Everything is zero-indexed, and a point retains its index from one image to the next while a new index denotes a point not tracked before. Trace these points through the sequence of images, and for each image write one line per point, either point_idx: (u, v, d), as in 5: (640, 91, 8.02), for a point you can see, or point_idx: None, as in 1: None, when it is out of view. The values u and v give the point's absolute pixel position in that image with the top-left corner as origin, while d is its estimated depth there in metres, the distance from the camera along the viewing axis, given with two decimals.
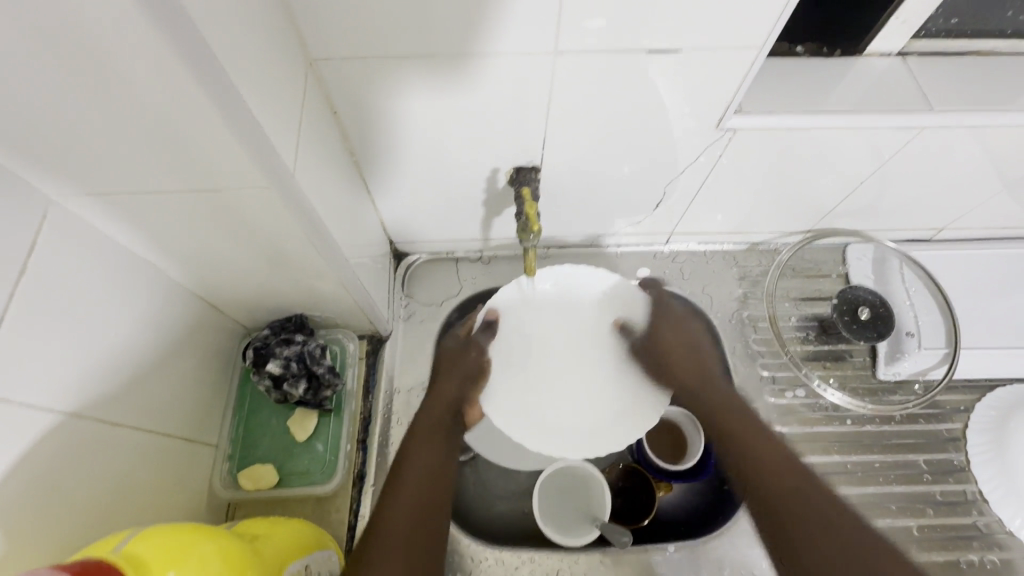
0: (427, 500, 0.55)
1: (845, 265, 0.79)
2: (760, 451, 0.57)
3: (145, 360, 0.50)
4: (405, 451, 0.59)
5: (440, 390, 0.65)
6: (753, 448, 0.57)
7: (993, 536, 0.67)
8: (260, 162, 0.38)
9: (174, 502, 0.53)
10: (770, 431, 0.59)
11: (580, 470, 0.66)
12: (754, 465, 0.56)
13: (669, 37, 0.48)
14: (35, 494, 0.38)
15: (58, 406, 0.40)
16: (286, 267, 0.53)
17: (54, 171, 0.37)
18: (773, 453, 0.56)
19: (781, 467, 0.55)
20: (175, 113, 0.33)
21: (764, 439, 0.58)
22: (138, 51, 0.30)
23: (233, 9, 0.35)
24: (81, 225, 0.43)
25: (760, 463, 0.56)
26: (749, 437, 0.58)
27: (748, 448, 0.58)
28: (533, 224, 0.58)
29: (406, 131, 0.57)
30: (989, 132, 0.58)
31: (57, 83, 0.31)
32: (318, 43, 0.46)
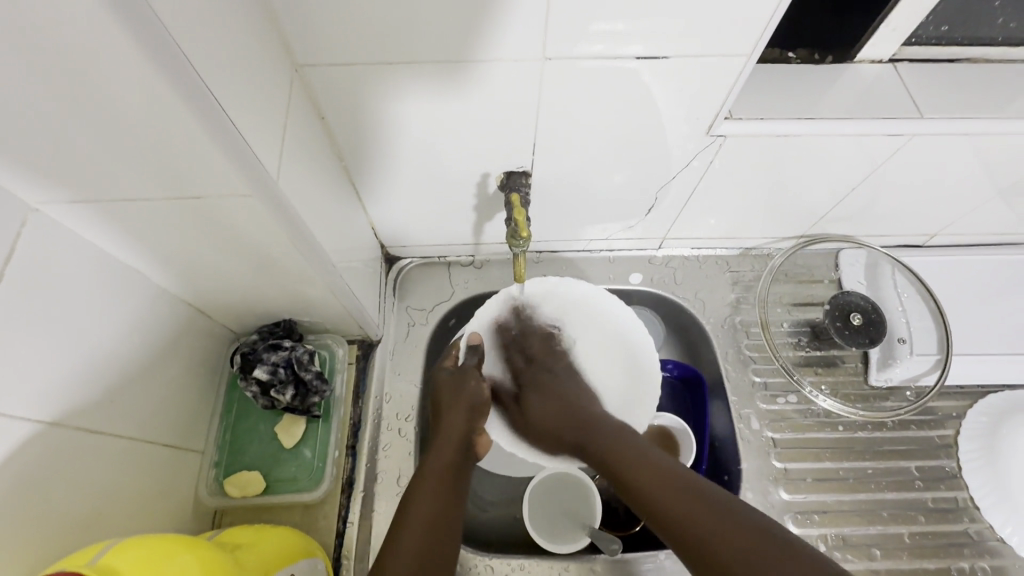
0: (429, 545, 0.53)
1: (838, 270, 0.79)
2: (645, 487, 0.51)
3: (129, 368, 0.49)
4: (412, 499, 0.56)
5: (450, 423, 0.61)
6: (645, 472, 0.52)
7: (985, 543, 0.67)
8: (242, 169, 0.38)
9: (159, 511, 0.53)
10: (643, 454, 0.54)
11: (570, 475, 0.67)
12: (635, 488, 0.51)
13: (658, 43, 0.48)
14: (12, 505, 0.38)
15: (38, 415, 0.40)
16: (273, 273, 0.53)
17: (33, 178, 0.37)
18: (651, 486, 0.50)
19: (684, 500, 0.48)
20: (154, 120, 0.33)
21: (650, 474, 0.51)
22: (115, 59, 0.29)
23: (215, 16, 0.35)
24: (63, 232, 0.42)
25: (661, 495, 0.49)
26: (637, 465, 0.52)
27: (653, 476, 0.51)
28: (522, 230, 0.57)
29: (395, 137, 0.57)
30: (979, 139, 0.58)
31: (32, 90, 0.31)
32: (303, 49, 0.46)
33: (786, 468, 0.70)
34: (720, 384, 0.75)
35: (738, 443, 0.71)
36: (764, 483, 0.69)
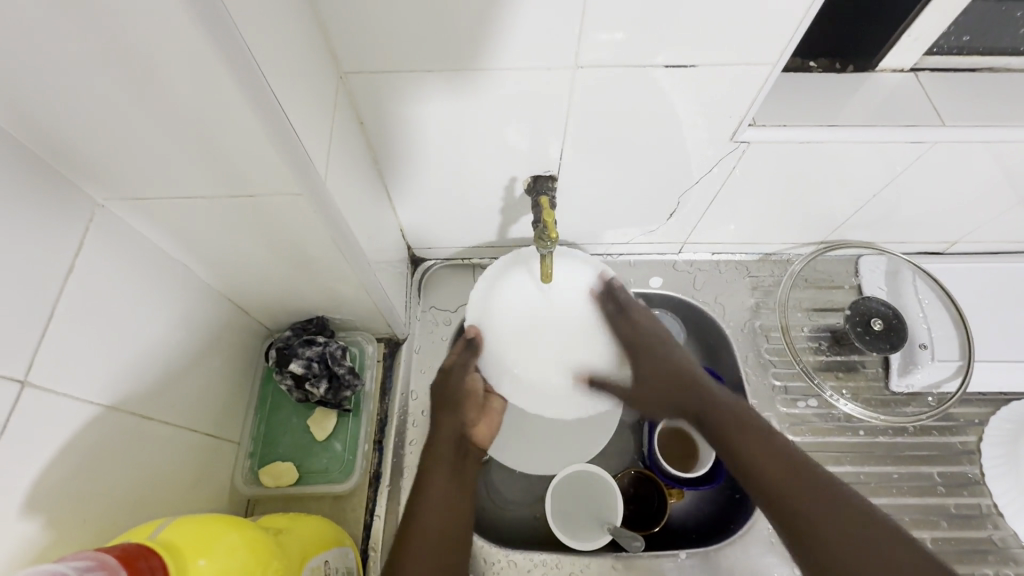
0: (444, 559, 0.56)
1: (858, 276, 0.80)
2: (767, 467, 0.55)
3: (176, 358, 0.51)
4: (421, 495, 0.60)
5: (442, 424, 0.65)
6: (758, 446, 0.57)
7: (1008, 551, 0.66)
8: (295, 168, 0.40)
9: (198, 499, 0.55)
10: (754, 437, 0.58)
11: (582, 470, 0.67)
12: (743, 446, 0.57)
13: (687, 52, 0.50)
14: (78, 484, 0.40)
15: (97, 399, 0.42)
16: (312, 270, 0.55)
17: (103, 175, 0.40)
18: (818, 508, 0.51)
19: (817, 489, 0.52)
20: (221, 123, 0.36)
21: (776, 463, 0.55)
22: (193, 66, 0.32)
23: (276, 25, 0.37)
24: (122, 227, 0.45)
25: (769, 469, 0.55)
26: (789, 480, 0.54)
27: (806, 500, 0.52)
28: (550, 231, 0.59)
29: (429, 141, 0.59)
30: (999, 147, 0.59)
31: (114, 94, 0.33)
32: (348, 58, 0.49)
33: None
34: (740, 387, 0.76)
35: None
36: None
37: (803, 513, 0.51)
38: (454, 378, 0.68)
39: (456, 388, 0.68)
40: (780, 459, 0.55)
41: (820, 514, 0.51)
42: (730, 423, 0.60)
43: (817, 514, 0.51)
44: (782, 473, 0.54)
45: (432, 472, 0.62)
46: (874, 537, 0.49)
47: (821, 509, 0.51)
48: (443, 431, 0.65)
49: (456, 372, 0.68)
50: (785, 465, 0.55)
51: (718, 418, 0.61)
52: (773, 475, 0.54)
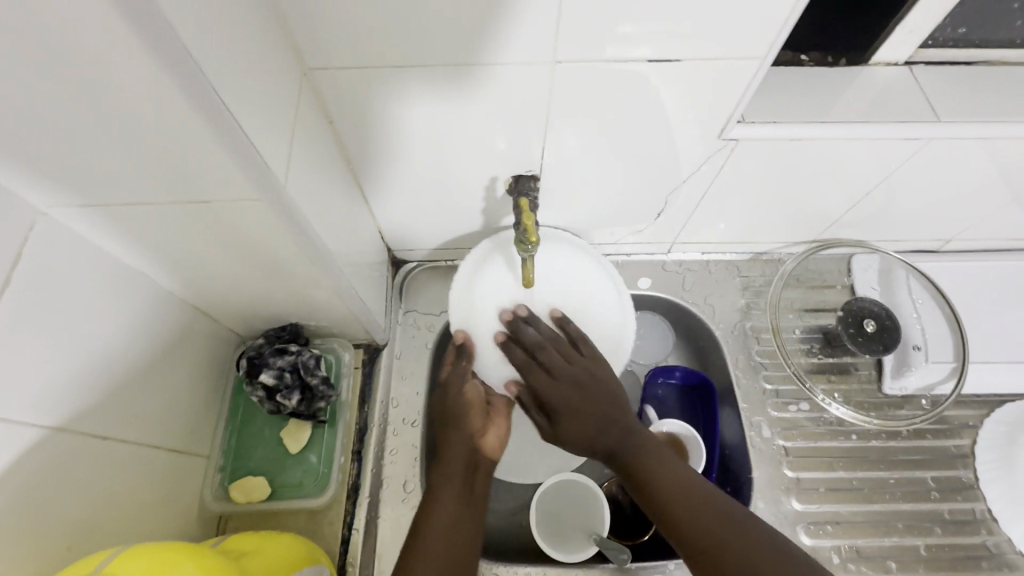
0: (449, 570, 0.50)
1: (851, 275, 0.77)
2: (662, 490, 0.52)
3: (134, 372, 0.49)
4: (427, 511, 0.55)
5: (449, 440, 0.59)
6: (656, 471, 0.53)
7: (1003, 556, 0.65)
8: (249, 172, 0.37)
9: (162, 518, 0.52)
10: (662, 471, 0.53)
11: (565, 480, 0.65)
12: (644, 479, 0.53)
13: (670, 47, 0.47)
14: (21, 512, 0.37)
15: (43, 421, 0.40)
16: (280, 277, 0.52)
17: (41, 182, 0.37)
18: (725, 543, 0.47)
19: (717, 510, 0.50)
20: (162, 125, 0.33)
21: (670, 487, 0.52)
22: (123, 63, 0.29)
23: (224, 18, 0.35)
24: (70, 235, 0.42)
25: (677, 512, 0.50)
26: (692, 515, 0.50)
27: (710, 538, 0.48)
28: (530, 235, 0.57)
29: (402, 140, 0.56)
30: (996, 144, 0.57)
31: (39, 94, 0.30)
32: (311, 53, 0.46)
33: (798, 477, 0.69)
34: (730, 390, 0.74)
35: (749, 452, 0.70)
36: (775, 493, 0.68)
37: (705, 530, 0.48)
38: (453, 387, 0.62)
39: (457, 397, 0.61)
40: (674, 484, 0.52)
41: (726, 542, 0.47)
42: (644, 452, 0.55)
43: (729, 555, 0.47)
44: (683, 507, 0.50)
45: (438, 487, 0.56)
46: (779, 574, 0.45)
47: (723, 546, 0.47)
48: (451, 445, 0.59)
49: (454, 383, 0.62)
50: (691, 495, 0.51)
51: (644, 466, 0.54)
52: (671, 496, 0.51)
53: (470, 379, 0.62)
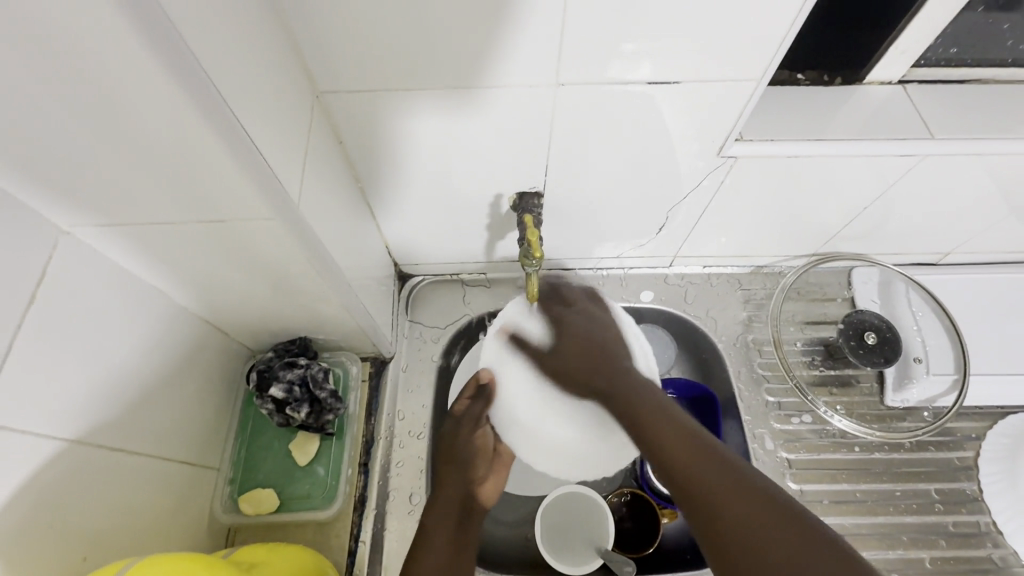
0: None
1: (851, 288, 0.79)
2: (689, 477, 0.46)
3: (149, 385, 0.50)
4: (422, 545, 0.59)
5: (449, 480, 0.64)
6: (665, 437, 0.50)
7: (1009, 570, 0.65)
8: (265, 192, 0.39)
9: (174, 529, 0.53)
10: (669, 423, 0.52)
11: (566, 491, 0.66)
12: (647, 429, 0.52)
13: (669, 69, 0.49)
14: (40, 522, 0.38)
15: (62, 433, 0.41)
16: (291, 292, 0.54)
17: (66, 203, 0.39)
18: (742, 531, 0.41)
19: (769, 509, 0.42)
20: (185, 150, 0.35)
21: (706, 476, 0.46)
22: (151, 93, 0.31)
23: (243, 48, 0.36)
24: (90, 253, 0.44)
25: (680, 457, 0.48)
26: (723, 501, 0.43)
27: (720, 524, 0.43)
28: (535, 250, 0.58)
29: (410, 158, 0.58)
30: (991, 159, 0.58)
31: (70, 122, 0.32)
32: (324, 77, 0.48)
33: (802, 489, 0.69)
34: (733, 403, 0.75)
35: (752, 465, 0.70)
36: None
37: (698, 474, 0.46)
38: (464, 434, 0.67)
39: (466, 444, 0.67)
40: (700, 467, 0.47)
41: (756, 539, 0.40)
42: (650, 409, 0.54)
43: (756, 538, 0.40)
44: (691, 460, 0.47)
45: (433, 528, 0.61)
46: (802, 551, 0.39)
47: (744, 534, 0.41)
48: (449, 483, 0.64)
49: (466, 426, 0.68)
50: (687, 445, 0.49)
51: (651, 428, 0.52)
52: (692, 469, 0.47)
53: (478, 429, 0.68)
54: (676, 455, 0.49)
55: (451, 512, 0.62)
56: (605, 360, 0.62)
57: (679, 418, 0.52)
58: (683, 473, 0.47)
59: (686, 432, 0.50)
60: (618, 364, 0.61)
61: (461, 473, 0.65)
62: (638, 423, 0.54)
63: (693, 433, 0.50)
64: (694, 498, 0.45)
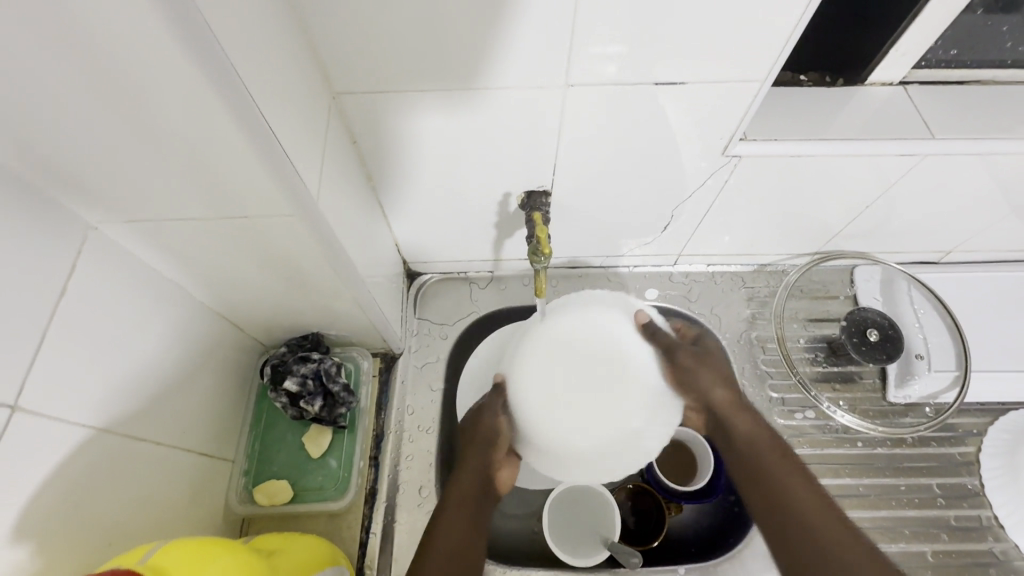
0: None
1: (853, 286, 0.80)
2: (791, 490, 0.61)
3: (170, 378, 0.51)
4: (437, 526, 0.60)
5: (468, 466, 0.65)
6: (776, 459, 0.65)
7: (1010, 563, 0.66)
8: (286, 189, 0.40)
9: (192, 518, 0.54)
10: (796, 470, 0.64)
11: (568, 486, 0.67)
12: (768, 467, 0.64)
13: (676, 71, 0.50)
14: (69, 507, 0.40)
15: (90, 422, 0.42)
16: (306, 287, 0.55)
17: (95, 200, 0.40)
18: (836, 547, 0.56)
19: (848, 536, 0.57)
20: (213, 148, 0.36)
21: (805, 490, 0.62)
22: (185, 92, 0.32)
23: (266, 50, 0.38)
24: (115, 248, 0.45)
25: (778, 484, 0.62)
26: (804, 498, 0.61)
27: (802, 527, 0.58)
28: (543, 247, 0.60)
29: (423, 158, 0.59)
30: (991, 158, 0.59)
31: (104, 121, 0.33)
32: (340, 78, 0.49)
33: None
34: None
35: None
36: None
37: (818, 521, 0.58)
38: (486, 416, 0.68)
39: (487, 430, 0.67)
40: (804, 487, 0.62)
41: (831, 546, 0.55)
42: (769, 449, 0.66)
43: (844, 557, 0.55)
44: (800, 490, 0.61)
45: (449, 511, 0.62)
46: (872, 562, 0.54)
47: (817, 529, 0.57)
48: (468, 468, 0.65)
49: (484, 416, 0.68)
50: (790, 483, 0.62)
51: (754, 446, 0.66)
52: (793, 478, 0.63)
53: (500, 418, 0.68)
54: (783, 473, 0.63)
55: (467, 500, 0.63)
56: (733, 404, 0.69)
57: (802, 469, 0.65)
58: (799, 495, 0.61)
59: (801, 472, 0.64)
60: (739, 404, 0.69)
61: (479, 461, 0.66)
62: (751, 464, 0.64)
63: (790, 457, 0.65)
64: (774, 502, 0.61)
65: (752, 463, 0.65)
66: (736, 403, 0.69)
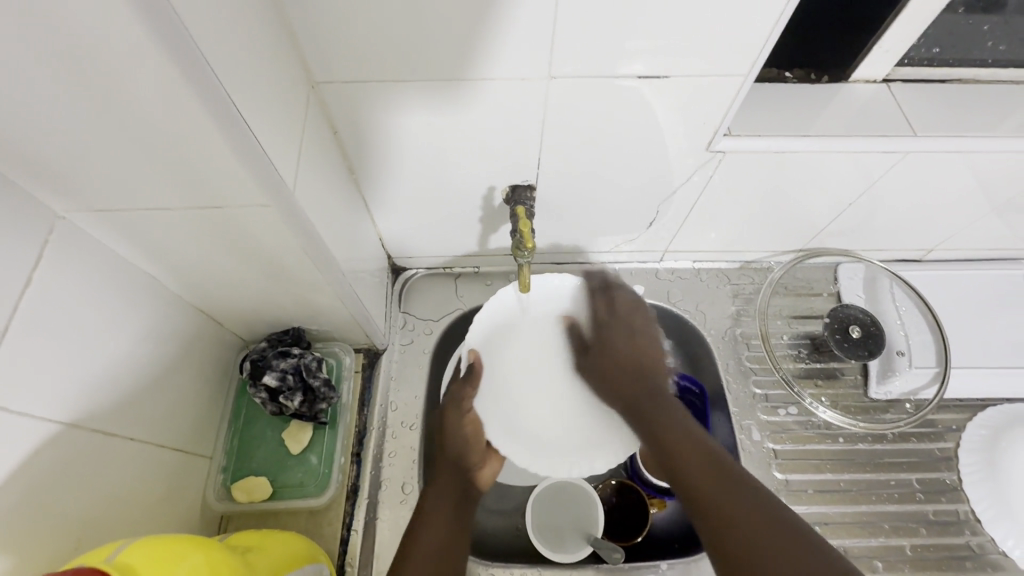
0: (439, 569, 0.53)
1: (837, 283, 0.80)
2: (689, 460, 0.51)
3: (143, 373, 0.50)
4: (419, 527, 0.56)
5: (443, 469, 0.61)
6: (704, 462, 0.50)
7: (986, 556, 0.67)
8: (262, 179, 0.40)
9: (166, 516, 0.53)
10: (689, 441, 0.53)
11: (539, 487, 0.67)
12: (672, 441, 0.53)
13: (662, 64, 0.50)
14: (34, 505, 0.39)
15: (59, 417, 0.41)
16: (284, 280, 0.54)
17: (62, 189, 0.39)
18: (736, 512, 0.46)
19: (732, 490, 0.47)
20: (183, 136, 0.35)
21: (711, 469, 0.49)
22: (150, 77, 0.31)
23: (240, 36, 0.37)
24: (84, 239, 0.44)
25: (685, 454, 0.52)
26: (698, 467, 0.50)
27: (726, 515, 0.46)
28: (527, 240, 0.59)
29: (405, 151, 0.58)
30: (972, 156, 0.60)
31: (66, 106, 0.32)
32: (320, 68, 0.48)
33: (787, 479, 0.71)
34: (722, 395, 0.76)
35: (740, 455, 0.72)
36: None
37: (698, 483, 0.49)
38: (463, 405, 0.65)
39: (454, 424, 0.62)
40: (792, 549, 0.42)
41: (742, 519, 0.45)
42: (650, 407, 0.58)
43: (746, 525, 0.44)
44: (699, 463, 0.50)
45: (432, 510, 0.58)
46: (751, 516, 0.45)
47: (724, 499, 0.47)
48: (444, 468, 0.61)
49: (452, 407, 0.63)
50: (698, 445, 0.52)
51: (674, 442, 0.53)
52: (752, 524, 0.44)
53: (467, 410, 0.64)
54: (665, 436, 0.54)
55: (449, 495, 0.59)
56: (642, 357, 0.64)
57: (694, 429, 0.54)
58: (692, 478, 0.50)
59: (693, 439, 0.53)
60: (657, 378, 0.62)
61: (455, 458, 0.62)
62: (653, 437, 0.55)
63: (683, 430, 0.54)
64: (703, 484, 0.49)
65: (671, 455, 0.52)
66: (623, 354, 0.64)
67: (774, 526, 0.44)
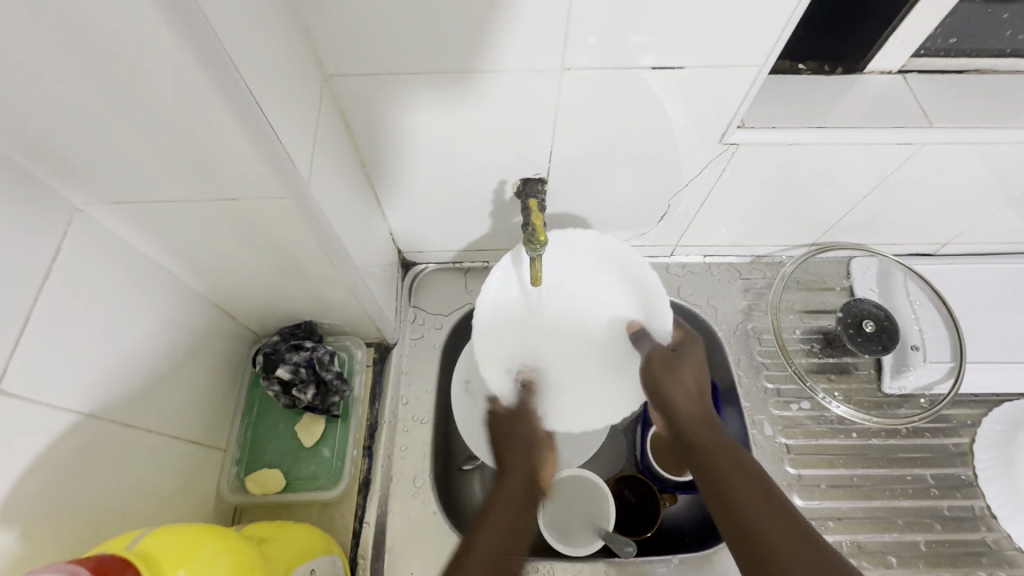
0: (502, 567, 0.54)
1: (850, 278, 0.79)
2: (723, 475, 0.54)
3: (159, 365, 0.51)
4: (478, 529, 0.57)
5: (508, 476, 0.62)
6: (739, 479, 0.53)
7: (1002, 552, 0.66)
8: (277, 171, 0.40)
9: (181, 507, 0.54)
10: (725, 457, 0.56)
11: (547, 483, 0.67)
12: (708, 454, 0.56)
13: (676, 55, 0.49)
14: (53, 494, 0.39)
15: (78, 408, 0.42)
16: (297, 273, 0.54)
17: (80, 181, 0.39)
18: (770, 533, 0.49)
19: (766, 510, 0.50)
20: (200, 128, 0.35)
21: (747, 488, 0.53)
22: (168, 68, 0.31)
23: (255, 27, 0.37)
24: (100, 232, 0.44)
25: (720, 468, 0.55)
26: (733, 484, 0.53)
27: (758, 535, 0.49)
28: (539, 234, 0.58)
29: (416, 144, 0.58)
30: (990, 148, 0.59)
31: (85, 97, 0.33)
32: (333, 61, 0.48)
33: (800, 474, 0.70)
34: (733, 390, 0.76)
35: (751, 450, 0.71)
36: None
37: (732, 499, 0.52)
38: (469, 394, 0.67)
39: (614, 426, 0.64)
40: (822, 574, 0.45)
41: (773, 541, 0.48)
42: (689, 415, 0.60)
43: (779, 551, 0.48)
44: (733, 480, 0.53)
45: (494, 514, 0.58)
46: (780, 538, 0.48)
47: (759, 519, 0.50)
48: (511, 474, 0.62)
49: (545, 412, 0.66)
50: (732, 462, 0.55)
51: (710, 456, 0.56)
52: (779, 542, 0.48)
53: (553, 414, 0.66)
54: (700, 448, 0.57)
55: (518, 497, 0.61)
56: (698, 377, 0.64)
57: (732, 446, 0.57)
58: (726, 492, 0.53)
59: (730, 454, 0.56)
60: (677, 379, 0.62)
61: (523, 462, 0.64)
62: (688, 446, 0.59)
63: (721, 445, 0.57)
64: (738, 499, 0.52)
65: (706, 466, 0.56)
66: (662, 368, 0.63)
67: (805, 551, 0.47)
